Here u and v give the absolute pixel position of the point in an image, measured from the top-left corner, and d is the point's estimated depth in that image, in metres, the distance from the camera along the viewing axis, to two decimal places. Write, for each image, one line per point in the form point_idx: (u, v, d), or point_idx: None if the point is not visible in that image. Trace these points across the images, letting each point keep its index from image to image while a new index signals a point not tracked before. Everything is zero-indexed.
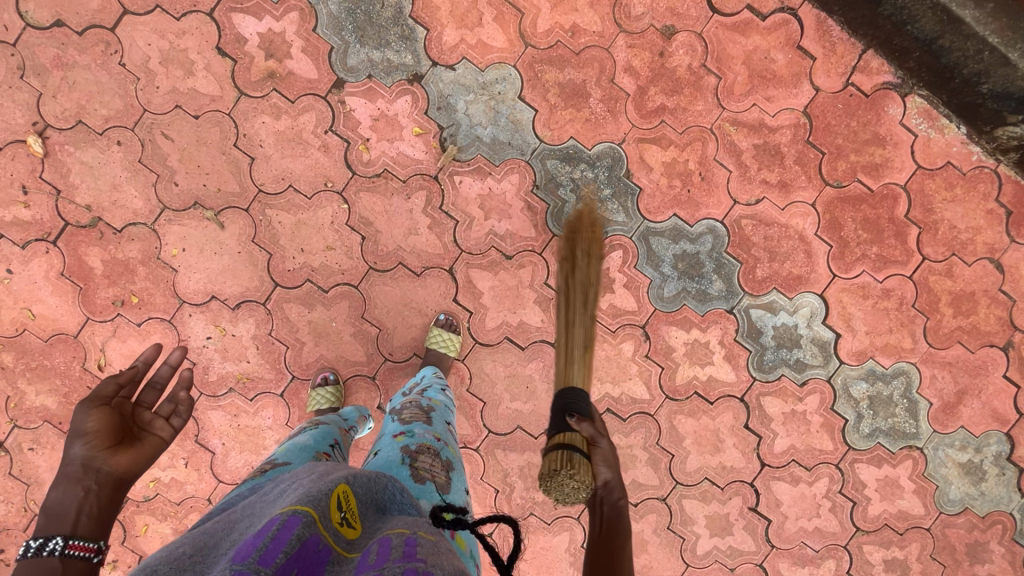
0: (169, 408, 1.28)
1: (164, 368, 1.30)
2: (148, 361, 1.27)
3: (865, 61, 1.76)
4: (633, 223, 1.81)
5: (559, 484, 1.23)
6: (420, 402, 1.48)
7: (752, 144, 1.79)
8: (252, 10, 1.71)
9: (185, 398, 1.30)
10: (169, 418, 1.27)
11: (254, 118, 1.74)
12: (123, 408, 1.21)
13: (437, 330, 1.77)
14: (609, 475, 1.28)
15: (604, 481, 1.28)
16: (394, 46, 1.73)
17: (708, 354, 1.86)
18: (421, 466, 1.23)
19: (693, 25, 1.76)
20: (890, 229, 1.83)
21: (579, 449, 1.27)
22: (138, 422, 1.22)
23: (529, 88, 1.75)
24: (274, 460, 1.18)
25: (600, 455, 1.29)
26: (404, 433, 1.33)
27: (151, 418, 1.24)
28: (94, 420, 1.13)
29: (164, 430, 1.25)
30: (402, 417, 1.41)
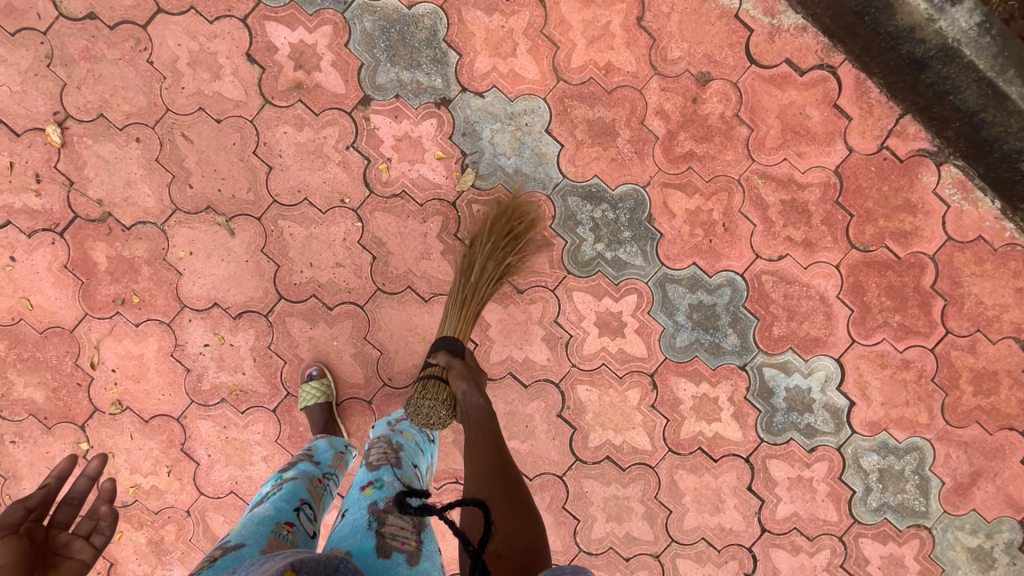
0: (90, 525, 1.15)
1: (83, 479, 1.15)
2: (61, 476, 1.13)
3: (902, 126, 1.72)
4: (650, 267, 1.76)
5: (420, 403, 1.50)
6: (389, 438, 1.41)
7: (780, 200, 1.75)
8: (286, 20, 1.70)
9: (107, 512, 1.16)
10: (90, 537, 1.14)
11: (277, 128, 1.71)
12: (34, 533, 1.06)
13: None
14: (465, 387, 1.45)
15: (462, 394, 1.44)
16: (425, 68, 1.71)
17: (716, 410, 1.79)
18: (390, 532, 1.16)
19: (729, 74, 1.73)
20: (915, 299, 1.77)
21: (436, 375, 1.53)
22: (52, 545, 1.08)
23: (557, 122, 1.72)
24: (226, 542, 1.11)
25: (453, 374, 1.50)
26: (372, 485, 1.26)
27: (67, 540, 1.11)
28: (2, 552, 0.98)
29: (83, 552, 1.11)
30: (369, 461, 1.34)
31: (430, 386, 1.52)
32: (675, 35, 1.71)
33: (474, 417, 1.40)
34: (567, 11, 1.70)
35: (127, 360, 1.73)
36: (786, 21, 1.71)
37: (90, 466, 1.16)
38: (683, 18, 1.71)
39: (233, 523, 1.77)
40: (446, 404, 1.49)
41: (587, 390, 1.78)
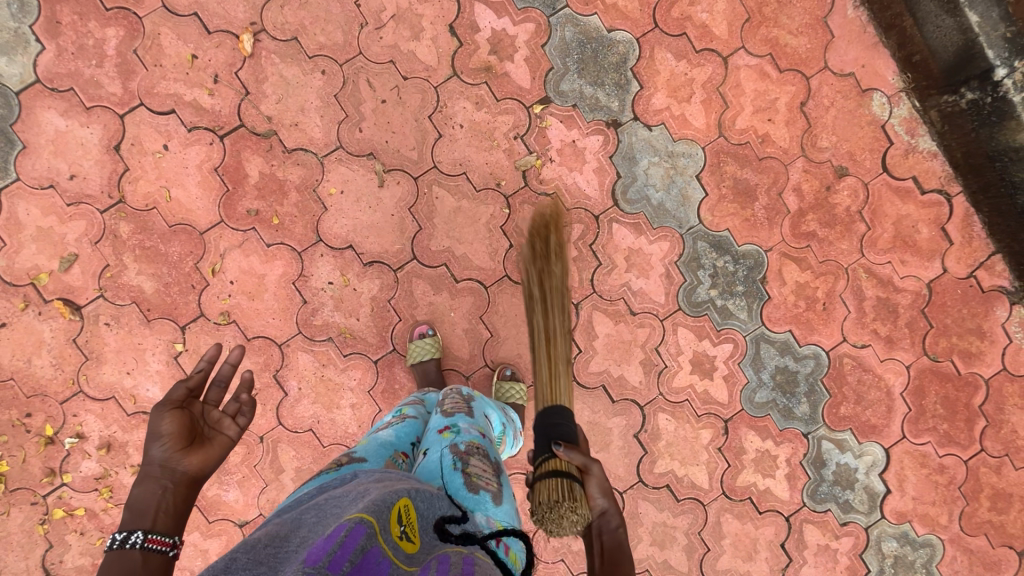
0: (235, 406, 1.21)
1: (226, 366, 1.20)
2: (210, 360, 1.18)
3: (992, 262, 1.94)
4: (751, 324, 1.91)
5: (555, 516, 1.17)
6: (460, 392, 1.50)
7: (876, 296, 1.94)
8: (495, 6, 1.79)
9: (249, 399, 1.22)
10: (236, 417, 1.20)
11: (457, 101, 1.79)
12: (194, 410, 1.16)
13: (507, 384, 1.76)
14: (605, 503, 1.23)
15: (600, 511, 1.23)
16: (607, 89, 1.82)
17: (773, 467, 1.94)
18: (474, 472, 1.21)
19: (864, 175, 1.92)
20: (963, 414, 1.98)
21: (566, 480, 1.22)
22: (207, 420, 1.17)
23: (708, 172, 1.87)
24: (351, 453, 1.22)
25: (593, 480, 1.22)
26: (450, 430, 1.31)
27: (219, 416, 1.18)
28: (168, 423, 1.09)
29: (231, 430, 1.18)
30: (444, 411, 1.40)
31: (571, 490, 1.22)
32: (829, 127, 1.89)
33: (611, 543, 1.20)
34: (743, 78, 1.86)
35: (248, 276, 1.74)
36: (922, 144, 1.91)
37: (230, 355, 1.18)
38: (839, 115, 1.89)
39: (302, 461, 1.78)
40: (581, 519, 1.18)
41: (666, 420, 1.90)
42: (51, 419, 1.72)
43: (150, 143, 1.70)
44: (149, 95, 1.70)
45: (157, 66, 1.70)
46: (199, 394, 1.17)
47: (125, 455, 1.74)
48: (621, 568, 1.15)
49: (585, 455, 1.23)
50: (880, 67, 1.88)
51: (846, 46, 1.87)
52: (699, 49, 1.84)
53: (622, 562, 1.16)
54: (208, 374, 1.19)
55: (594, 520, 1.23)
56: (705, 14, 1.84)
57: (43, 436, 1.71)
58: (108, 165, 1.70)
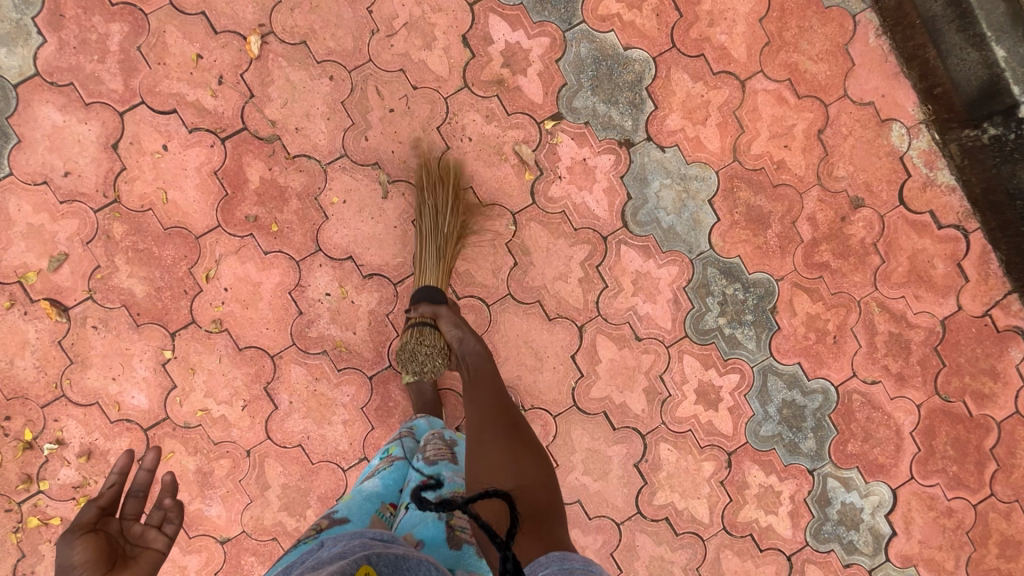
0: (159, 515, 1.09)
1: (142, 473, 1.08)
2: (121, 471, 1.05)
3: (1008, 301, 1.89)
4: (759, 354, 1.85)
5: (416, 351, 1.58)
6: (442, 435, 1.45)
7: (888, 331, 1.88)
8: (510, 19, 1.75)
9: (174, 504, 1.10)
10: (161, 527, 1.08)
11: (467, 113, 1.75)
12: (110, 529, 1.01)
13: None
14: (459, 331, 1.55)
15: (457, 339, 1.56)
16: (621, 107, 1.78)
17: (776, 504, 1.88)
18: (458, 525, 1.21)
19: (880, 206, 1.87)
20: (973, 457, 1.92)
21: (428, 322, 1.60)
22: (128, 537, 1.03)
23: (721, 197, 1.82)
24: (333, 514, 1.21)
25: (443, 318, 1.56)
26: (433, 481, 1.29)
27: (141, 530, 1.05)
28: (81, 554, 0.93)
29: (158, 542, 1.05)
30: (427, 457, 1.36)
31: (426, 333, 1.60)
32: (846, 156, 1.85)
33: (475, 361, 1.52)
34: (761, 102, 1.81)
35: (243, 284, 1.69)
36: (941, 177, 1.87)
37: (146, 458, 1.08)
38: (857, 144, 1.85)
39: (289, 477, 1.72)
40: (439, 352, 1.58)
41: (667, 450, 1.84)
42: (30, 423, 1.65)
43: (149, 143, 1.66)
44: (151, 94, 1.65)
45: (161, 64, 1.65)
46: (113, 510, 1.03)
47: (106, 463, 1.67)
48: (482, 381, 1.46)
49: (431, 304, 1.58)
50: (900, 97, 1.84)
51: (866, 74, 1.83)
52: (716, 71, 1.80)
53: (483, 374, 1.48)
54: (122, 487, 1.05)
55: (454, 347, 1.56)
56: (724, 35, 1.80)
57: (21, 440, 1.65)
58: (105, 164, 1.65)
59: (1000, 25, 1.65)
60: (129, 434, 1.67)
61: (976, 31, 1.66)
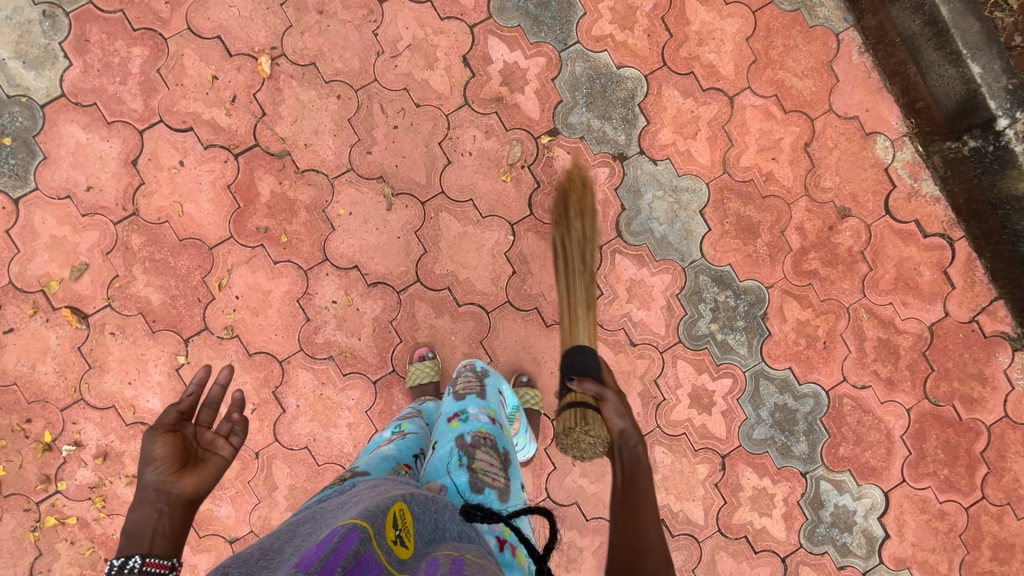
0: (228, 427, 1.18)
1: (216, 387, 1.17)
2: (199, 383, 1.15)
3: (994, 307, 1.94)
4: (751, 360, 1.91)
5: (577, 439, 1.34)
6: (473, 368, 1.55)
7: (877, 337, 1.94)
8: (508, 40, 1.84)
9: (241, 419, 1.18)
10: (228, 437, 1.17)
11: (467, 129, 1.83)
12: (187, 432, 1.13)
13: (522, 388, 1.79)
14: (625, 424, 1.29)
15: (619, 431, 1.29)
16: (614, 123, 1.86)
17: (770, 506, 1.92)
18: (480, 468, 1.25)
19: (866, 216, 1.93)
20: (964, 460, 1.95)
21: (590, 406, 1.34)
22: (200, 442, 1.14)
23: (712, 208, 1.89)
24: (354, 469, 1.23)
25: (609, 406, 1.31)
26: (458, 420, 1.37)
27: (212, 437, 1.15)
28: (160, 447, 1.06)
29: (225, 450, 1.15)
30: (456, 395, 1.46)
31: (589, 420, 1.34)
32: (832, 168, 1.92)
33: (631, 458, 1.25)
34: (748, 117, 1.89)
35: (253, 292, 1.77)
36: (925, 188, 1.93)
37: (220, 375, 1.16)
38: (842, 156, 1.92)
39: (296, 478, 1.78)
40: (602, 442, 1.31)
41: (663, 453, 1.89)
42: (50, 426, 1.73)
43: (167, 159, 1.75)
44: (169, 113, 1.75)
45: (178, 85, 1.75)
46: (190, 416, 1.15)
47: (121, 464, 1.74)
48: (640, 494, 1.17)
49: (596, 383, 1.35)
50: (884, 112, 1.91)
51: (850, 90, 1.91)
52: (705, 88, 1.88)
53: (641, 486, 1.19)
54: (199, 397, 1.16)
55: (615, 441, 1.30)
56: (713, 54, 1.88)
57: (41, 442, 1.73)
58: (125, 179, 1.75)
59: (975, 43, 1.74)
60: None
61: (953, 48, 1.74)
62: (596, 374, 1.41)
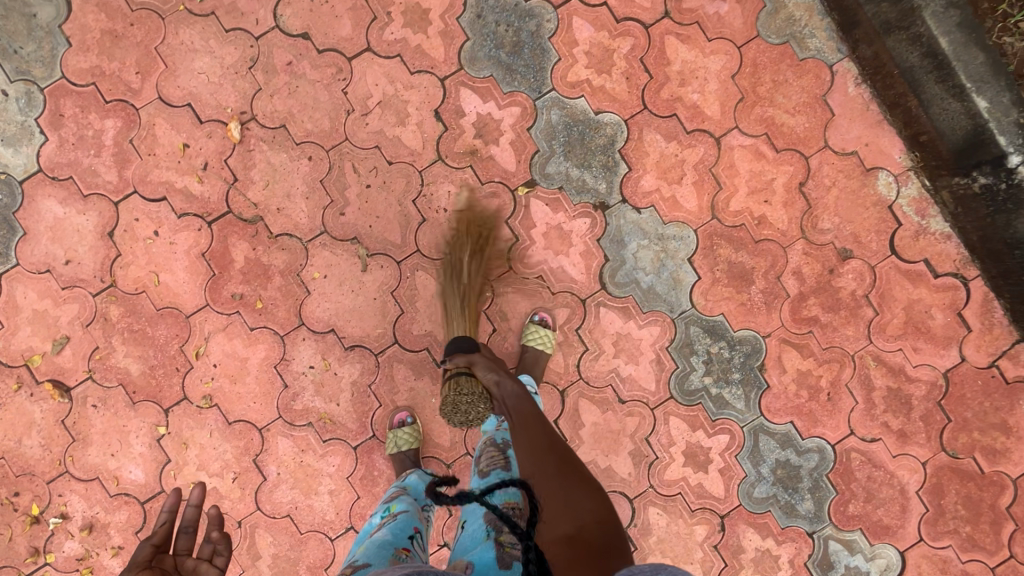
0: (209, 549, 1.11)
1: (190, 508, 1.11)
2: (171, 508, 1.09)
3: (1016, 351, 1.80)
4: (749, 414, 1.80)
5: (463, 409, 1.60)
6: (494, 439, 1.47)
7: (886, 385, 1.81)
8: (481, 91, 1.79)
9: (222, 535, 1.13)
10: (212, 559, 1.11)
11: (442, 185, 1.78)
12: (164, 564, 1.04)
13: (532, 329, 1.75)
14: (497, 376, 1.48)
15: (496, 385, 1.48)
16: (594, 171, 1.79)
17: (775, 569, 1.80)
18: (508, 541, 1.17)
19: (869, 257, 1.81)
20: (988, 516, 1.81)
21: (463, 372, 1.59)
22: (182, 572, 1.05)
23: (700, 255, 1.80)
24: (354, 561, 1.21)
25: (477, 365, 1.52)
26: (485, 494, 1.31)
27: (194, 564, 1.07)
28: None
29: (212, 573, 1.08)
30: (481, 469, 1.41)
31: (462, 382, 1.57)
32: (830, 208, 1.81)
33: (513, 403, 1.42)
34: (739, 159, 1.80)
35: (231, 360, 1.75)
36: (934, 225, 1.80)
37: (192, 495, 1.10)
38: (841, 195, 1.80)
39: (279, 547, 1.75)
40: (481, 398, 1.57)
41: (657, 514, 1.80)
42: (37, 498, 1.74)
43: (142, 230, 1.75)
44: (143, 183, 1.75)
45: (151, 155, 1.75)
46: (166, 548, 1.07)
47: (106, 536, 1.74)
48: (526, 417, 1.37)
49: (465, 354, 1.57)
50: (885, 145, 1.79)
51: (847, 124, 1.79)
52: (689, 130, 1.79)
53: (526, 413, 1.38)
54: (173, 524, 1.09)
55: (501, 395, 1.46)
56: (696, 94, 1.79)
57: (29, 515, 1.74)
58: (102, 251, 1.75)
59: (980, 76, 1.61)
60: (127, 507, 1.74)
61: (956, 81, 1.62)
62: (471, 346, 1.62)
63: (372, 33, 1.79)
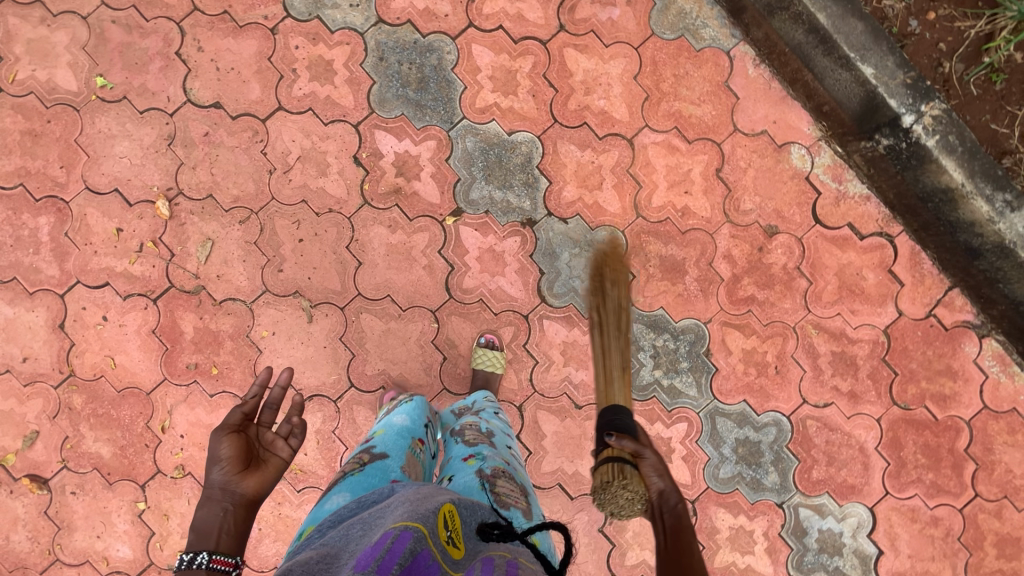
0: (287, 429, 1.27)
1: (277, 390, 1.28)
2: (262, 385, 1.26)
3: (950, 297, 1.85)
4: (703, 399, 1.86)
5: (613, 493, 1.27)
6: (480, 425, 1.46)
7: (830, 350, 1.86)
8: (395, 130, 1.84)
9: (300, 421, 1.29)
10: (287, 439, 1.26)
11: (372, 227, 1.83)
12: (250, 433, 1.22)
13: (480, 351, 1.79)
14: (662, 484, 1.22)
15: (659, 491, 1.22)
16: (516, 190, 1.84)
17: (751, 543, 1.86)
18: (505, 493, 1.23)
19: (795, 229, 1.86)
20: (948, 460, 1.86)
21: (628, 461, 1.27)
22: (261, 442, 1.22)
23: (632, 254, 1.85)
24: (371, 448, 1.28)
25: (647, 467, 1.24)
26: (474, 456, 1.32)
27: (272, 438, 1.24)
28: (227, 447, 1.15)
29: (284, 452, 1.23)
30: (465, 439, 1.39)
31: (626, 475, 1.25)
32: (750, 188, 1.85)
33: (671, 522, 1.15)
34: (662, 160, 1.85)
35: (196, 428, 1.80)
36: (852, 189, 1.85)
37: (280, 378, 1.27)
38: (758, 174, 1.85)
39: None
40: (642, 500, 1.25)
41: None
42: None
43: (91, 317, 1.81)
44: (84, 272, 1.81)
45: (88, 244, 1.81)
46: (253, 418, 1.24)
47: None
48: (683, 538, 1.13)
49: (635, 440, 1.29)
50: (792, 120, 1.84)
51: (752, 105, 1.84)
52: (601, 135, 1.84)
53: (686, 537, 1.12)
54: (261, 399, 1.26)
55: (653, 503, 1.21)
56: (603, 100, 1.84)
57: None
58: (55, 343, 1.81)
59: (862, 44, 1.67)
60: None
61: (841, 52, 1.68)
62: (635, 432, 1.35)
63: (281, 91, 1.84)
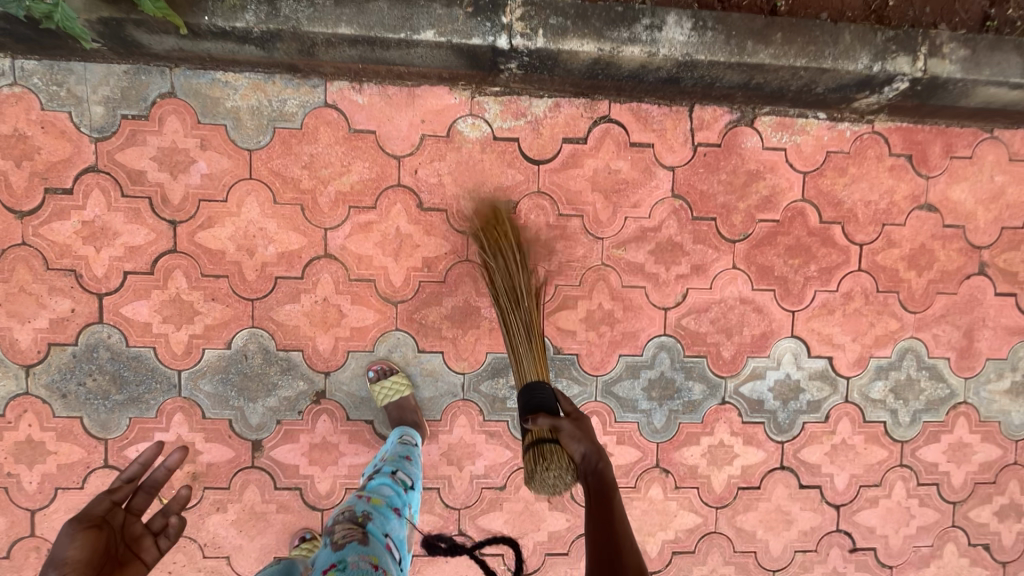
0: (161, 523, 1.20)
1: (160, 470, 1.21)
2: (145, 464, 1.20)
3: (698, 119, 1.69)
4: (590, 386, 1.75)
5: (543, 479, 1.34)
6: (354, 509, 1.30)
7: (648, 252, 1.72)
8: (140, 436, 1.64)
9: (178, 520, 1.21)
10: (157, 537, 1.19)
11: (205, 523, 1.68)
12: (115, 523, 1.14)
13: (379, 384, 1.64)
14: (583, 448, 1.29)
15: (582, 455, 1.29)
16: (282, 382, 1.66)
17: (730, 449, 1.80)
18: None
19: (528, 187, 1.68)
20: (815, 243, 1.75)
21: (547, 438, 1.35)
22: (127, 536, 1.15)
23: (423, 337, 1.69)
24: None
25: (565, 436, 1.31)
26: (334, 568, 1.18)
27: (140, 533, 1.17)
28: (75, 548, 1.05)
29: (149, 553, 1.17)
30: (334, 539, 1.23)
31: (548, 453, 1.34)
32: (459, 192, 1.67)
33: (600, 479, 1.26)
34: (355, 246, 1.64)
35: None
36: (538, 110, 1.66)
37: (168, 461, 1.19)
38: (455, 174, 1.66)
39: None
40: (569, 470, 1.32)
41: None
42: None
43: None
44: None
45: None
46: (123, 503, 1.18)
47: None
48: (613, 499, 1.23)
49: (551, 415, 1.34)
50: (435, 104, 1.63)
51: (392, 124, 1.62)
52: (300, 273, 1.64)
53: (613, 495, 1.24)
54: (134, 483, 1.20)
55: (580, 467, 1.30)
56: (270, 245, 1.62)
57: None
58: None
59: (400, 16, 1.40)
60: None
61: (393, 41, 1.42)
62: (552, 403, 1.40)
63: (18, 498, 1.63)
